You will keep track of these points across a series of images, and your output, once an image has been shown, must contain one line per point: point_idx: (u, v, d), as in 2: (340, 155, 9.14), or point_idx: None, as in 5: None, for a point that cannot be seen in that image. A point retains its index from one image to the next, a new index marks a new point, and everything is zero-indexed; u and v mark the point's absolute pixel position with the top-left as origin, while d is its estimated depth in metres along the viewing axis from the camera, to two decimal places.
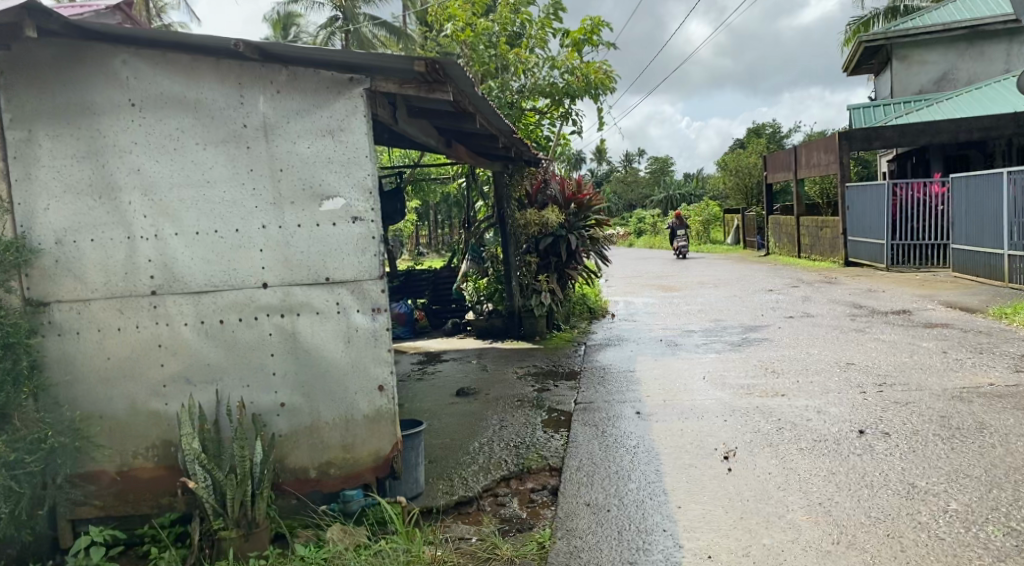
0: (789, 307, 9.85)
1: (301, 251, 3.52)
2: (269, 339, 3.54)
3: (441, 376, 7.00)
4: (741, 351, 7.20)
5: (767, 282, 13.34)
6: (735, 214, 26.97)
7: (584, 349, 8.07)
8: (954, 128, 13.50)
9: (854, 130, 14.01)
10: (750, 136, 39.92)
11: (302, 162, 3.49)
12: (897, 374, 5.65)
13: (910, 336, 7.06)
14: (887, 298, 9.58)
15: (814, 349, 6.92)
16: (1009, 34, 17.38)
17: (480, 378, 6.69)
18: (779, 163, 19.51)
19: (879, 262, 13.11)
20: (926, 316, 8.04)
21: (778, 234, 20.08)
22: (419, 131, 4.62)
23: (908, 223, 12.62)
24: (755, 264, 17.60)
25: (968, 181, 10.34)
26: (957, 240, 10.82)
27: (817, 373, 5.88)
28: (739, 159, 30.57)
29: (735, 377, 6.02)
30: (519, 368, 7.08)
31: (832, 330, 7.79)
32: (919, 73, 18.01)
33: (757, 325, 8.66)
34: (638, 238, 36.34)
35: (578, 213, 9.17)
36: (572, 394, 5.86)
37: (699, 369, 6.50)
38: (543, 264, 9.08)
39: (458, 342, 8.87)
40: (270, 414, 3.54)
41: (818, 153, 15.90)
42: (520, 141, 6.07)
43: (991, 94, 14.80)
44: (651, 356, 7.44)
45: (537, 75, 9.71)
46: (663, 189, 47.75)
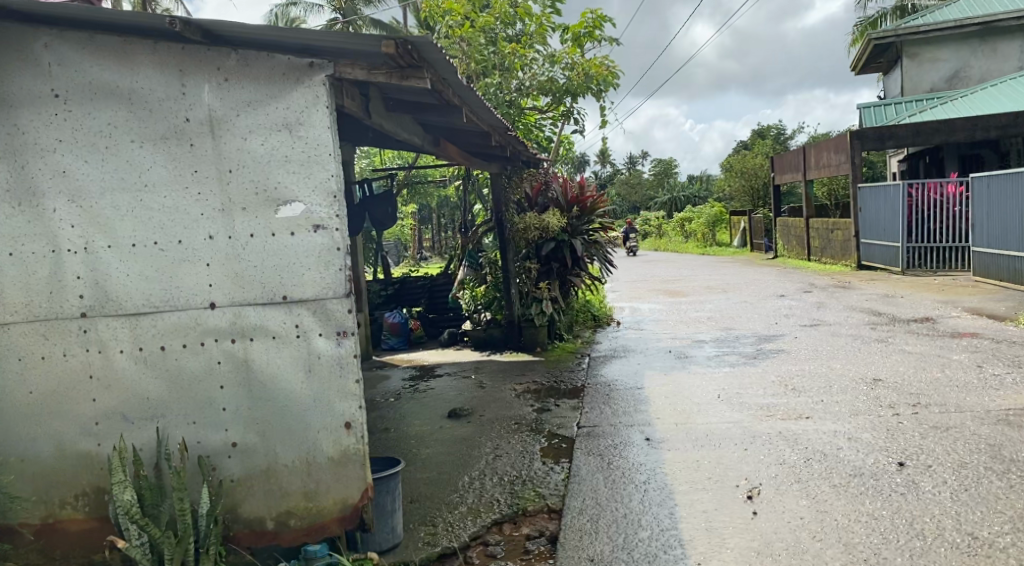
0: (803, 314, 9.29)
1: (253, 266, 3.03)
2: (218, 368, 3.04)
3: (433, 395, 6.48)
4: (756, 365, 6.65)
5: (778, 287, 12.81)
6: (741, 216, 26.41)
7: (587, 362, 7.54)
8: (971, 125, 12.94)
9: (867, 129, 13.46)
10: (755, 137, 39.33)
11: (254, 162, 3.00)
12: (932, 390, 5.07)
13: (939, 347, 6.48)
14: (907, 304, 9.01)
15: (835, 362, 6.36)
16: None
17: (475, 397, 6.17)
18: (787, 163, 18.99)
19: (894, 266, 12.56)
20: (952, 325, 7.46)
21: (787, 236, 19.53)
22: (400, 126, 4.11)
23: (925, 224, 12.03)
24: (764, 268, 17.06)
25: (991, 181, 9.78)
26: (977, 243, 10.26)
27: (841, 391, 5.31)
28: (744, 160, 29.99)
29: (752, 396, 5.47)
30: (517, 385, 6.55)
31: (852, 341, 7.22)
32: (931, 70, 17.45)
33: (772, 335, 8.10)
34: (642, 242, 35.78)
35: (580, 216, 8.63)
36: (575, 416, 5.32)
37: (712, 386, 5.95)
38: (543, 272, 8.56)
39: (453, 354, 8.36)
40: (219, 456, 3.04)
41: (828, 152, 15.36)
42: (516, 139, 5.57)
43: (1009, 90, 14.24)
44: (661, 371, 6.88)
45: (535, 72, 9.22)
46: (667, 191, 47.18)
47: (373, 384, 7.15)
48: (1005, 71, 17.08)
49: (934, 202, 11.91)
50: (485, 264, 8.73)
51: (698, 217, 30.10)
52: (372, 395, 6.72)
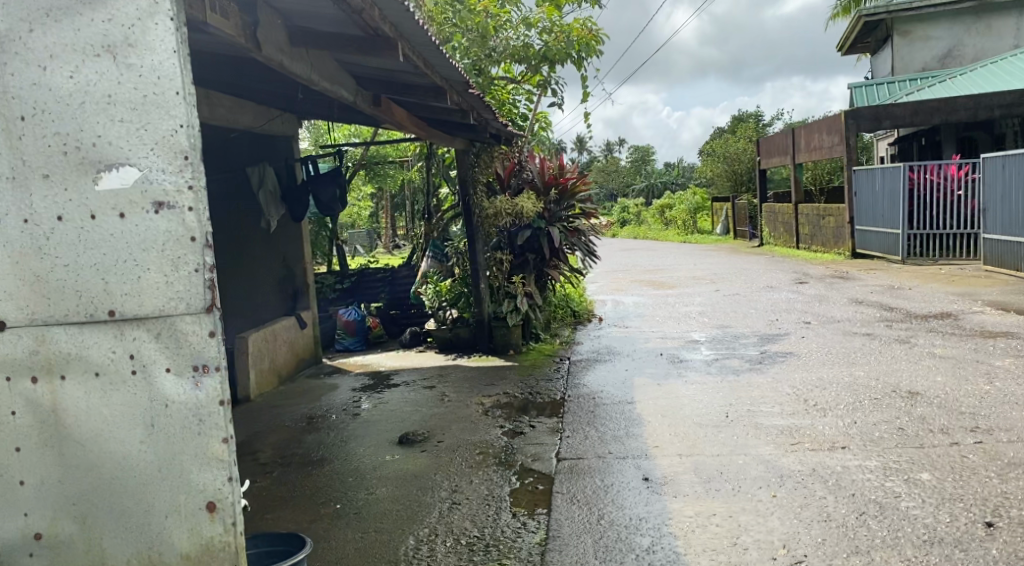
0: (806, 309, 8.37)
1: (64, 265, 1.95)
2: (11, 422, 1.97)
3: (383, 412, 5.48)
4: (762, 373, 5.72)
5: (770, 277, 11.96)
6: (724, 202, 25.61)
7: (568, 368, 6.57)
8: (973, 104, 12.05)
9: (863, 107, 12.54)
10: (735, 122, 38.54)
11: (60, 105, 1.91)
12: (989, 410, 4.13)
13: (973, 350, 5.59)
14: (919, 297, 8.17)
15: (856, 369, 5.43)
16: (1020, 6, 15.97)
17: (435, 417, 5.20)
18: (774, 146, 18.20)
19: (893, 254, 11.78)
20: (978, 322, 6.57)
21: (774, 223, 18.75)
22: (318, 70, 3.06)
23: (926, 209, 11.22)
24: (752, 256, 16.28)
25: (1006, 162, 8.95)
26: (990, 229, 9.47)
27: (875, 410, 4.38)
28: (726, 144, 29.18)
29: (766, 417, 4.53)
30: (485, 399, 5.60)
31: (868, 341, 6.32)
32: (924, 49, 16.55)
33: (775, 333, 7.20)
34: (622, 229, 34.96)
35: (559, 199, 7.64)
36: (554, 444, 4.36)
37: (717, 402, 5.01)
38: (517, 263, 7.58)
39: (414, 358, 7.32)
40: (14, 555, 1.99)
41: (820, 133, 14.53)
42: (481, 100, 4.54)
43: (1010, 67, 13.44)
44: (653, 379, 5.92)
45: (509, 37, 8.17)
46: (646, 178, 46.39)
47: (317, 396, 6.15)
48: (1000, 50, 16.26)
49: (937, 186, 11.10)
50: (452, 254, 7.72)
51: (679, 203, 29.31)
52: (314, 412, 5.69)
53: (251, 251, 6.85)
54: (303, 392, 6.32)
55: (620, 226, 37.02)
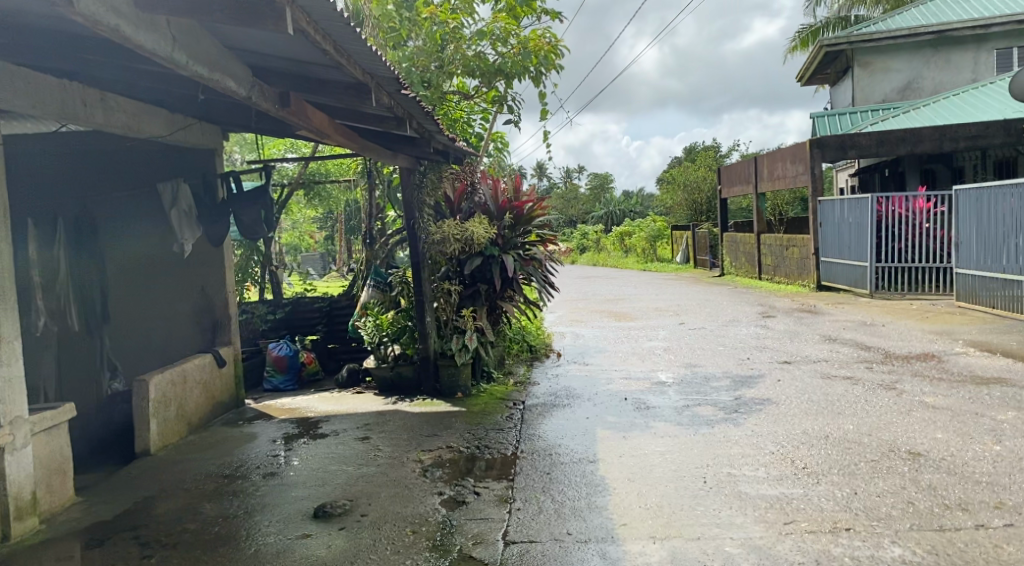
0: (776, 347, 7.82)
1: None
2: None
3: (303, 473, 4.63)
4: (739, 423, 5.10)
5: (736, 310, 11.49)
6: (685, 231, 25.38)
7: (522, 415, 5.83)
8: (938, 136, 11.80)
9: (827, 136, 12.29)
10: (693, 153, 38.80)
11: None
12: (1008, 478, 3.54)
13: (968, 400, 5.04)
14: (895, 336, 7.70)
15: (844, 422, 4.81)
16: (976, 41, 16.10)
17: (364, 480, 4.41)
18: (735, 175, 18.01)
19: (860, 288, 11.47)
20: (965, 365, 6.07)
21: (735, 253, 18.49)
22: (181, 32, 2.56)
23: (894, 242, 10.93)
24: (714, 287, 15.92)
25: (980, 195, 8.74)
26: (964, 263, 9.19)
27: (876, 475, 3.73)
28: (686, 173, 29.08)
29: (750, 484, 3.85)
30: (423, 456, 4.82)
31: (851, 386, 5.74)
32: (884, 81, 16.54)
33: (747, 375, 6.61)
34: (581, 257, 34.73)
35: (514, 225, 6.96)
36: (500, 522, 3.62)
37: (690, 462, 4.35)
38: (468, 295, 6.86)
39: (351, 401, 6.47)
40: None
41: (782, 163, 14.28)
42: (416, 105, 3.91)
43: (971, 100, 13.40)
44: (616, 431, 5.22)
45: (462, 47, 7.47)
46: (606, 204, 46.25)
47: (230, 449, 5.27)
48: (958, 83, 16.33)
49: (904, 219, 10.82)
50: (395, 284, 6.89)
51: (639, 230, 29.04)
52: (223, 470, 4.80)
53: (164, 281, 6.24)
54: (215, 444, 5.39)
55: (579, 253, 36.71)
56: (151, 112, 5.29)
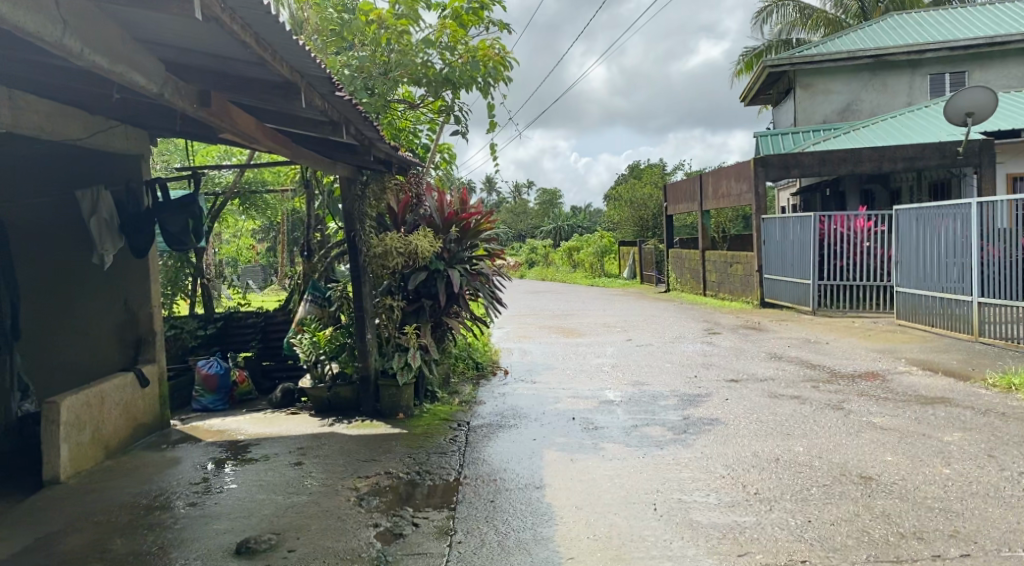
0: (723, 365, 7.80)
1: None
2: None
3: (229, 503, 4.21)
4: (689, 445, 4.96)
5: (682, 326, 11.54)
6: (631, 246, 25.61)
7: (466, 437, 5.57)
8: (877, 156, 12.09)
9: (771, 155, 12.53)
10: (640, 171, 39.42)
11: None
12: (960, 504, 3.49)
13: (915, 421, 5.04)
14: (839, 354, 7.78)
15: (794, 443, 4.73)
16: (909, 67, 16.77)
17: (294, 511, 4.06)
18: (681, 192, 18.25)
19: (803, 305, 11.69)
20: (909, 385, 6.13)
21: (680, 269, 18.72)
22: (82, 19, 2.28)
23: (835, 260, 11.17)
24: (660, 302, 16.05)
25: (921, 215, 9.00)
26: (905, 283, 9.44)
27: (828, 502, 3.66)
28: (633, 190, 29.41)
29: (702, 511, 3.70)
30: (359, 483, 4.50)
31: (799, 406, 5.70)
32: (824, 102, 17.04)
33: (697, 394, 6.53)
34: (530, 272, 34.80)
35: (460, 239, 6.73)
36: (440, 556, 3.37)
37: (642, 487, 4.18)
38: (411, 311, 6.59)
39: (286, 422, 6.08)
40: None
41: (727, 181, 14.51)
42: (354, 108, 3.66)
43: (907, 123, 13.90)
44: (564, 453, 5.02)
45: (407, 52, 7.18)
46: (553, 219, 46.46)
47: (150, 473, 4.79)
48: (894, 106, 16.93)
49: (845, 237, 11.06)
50: (335, 299, 6.57)
51: (587, 246, 29.19)
52: (140, 497, 4.35)
53: (83, 296, 5.55)
54: (136, 469, 4.85)
55: (527, 267, 36.71)
56: (68, 117, 4.71)
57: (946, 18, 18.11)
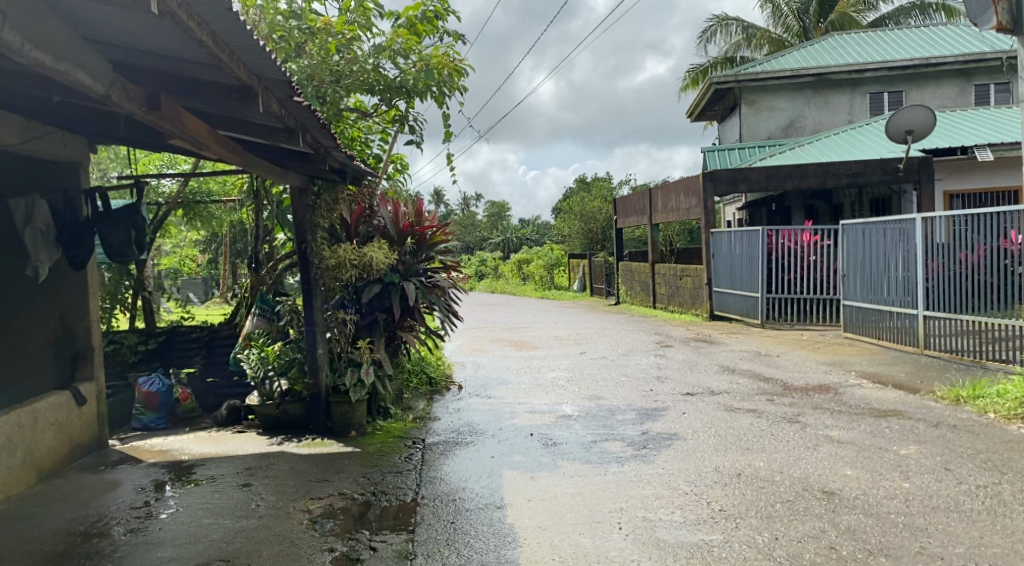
0: (678, 378, 7.87)
1: None
2: None
3: (172, 529, 3.91)
4: (652, 460, 4.92)
5: (635, 338, 11.62)
6: (580, 259, 25.81)
7: (423, 455, 5.41)
8: (821, 172, 12.47)
9: (720, 170, 12.80)
10: (588, 184, 39.85)
11: None
12: (922, 519, 3.56)
13: (871, 434, 5.15)
14: (791, 366, 7.95)
15: (754, 458, 4.76)
16: (850, 86, 17.48)
17: (243, 535, 3.83)
18: (630, 206, 18.49)
19: (751, 317, 11.95)
20: (860, 398, 6.27)
21: (630, 282, 18.94)
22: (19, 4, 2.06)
23: (783, 274, 11.46)
24: (611, 314, 16.19)
25: (868, 230, 9.31)
26: (852, 297, 9.76)
27: (793, 518, 3.67)
28: (582, 203, 29.71)
29: (669, 530, 3.66)
30: (312, 506, 4.29)
31: (756, 419, 5.76)
32: (768, 119, 17.56)
33: (655, 408, 6.53)
34: (479, 284, 34.68)
35: (416, 251, 6.57)
36: None
37: (610, 505, 4.11)
38: (364, 325, 6.39)
39: (231, 442, 5.77)
40: None
41: (676, 195, 14.75)
42: (310, 115, 3.49)
43: (848, 141, 14.42)
44: (523, 471, 4.91)
45: (356, 59, 7.07)
46: (502, 231, 46.48)
47: (86, 497, 4.43)
48: (835, 124, 17.59)
49: (792, 251, 11.35)
50: (283, 313, 6.32)
51: (537, 258, 29.28)
52: (78, 521, 4.01)
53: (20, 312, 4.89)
54: (71, 493, 4.47)
55: (477, 279, 36.61)
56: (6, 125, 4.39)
57: (883, 41, 18.94)
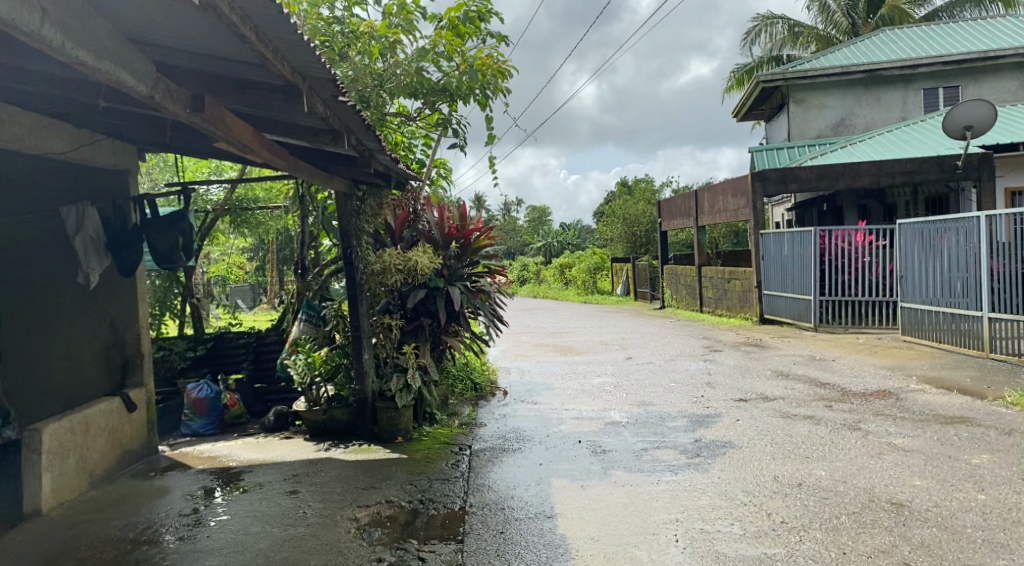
0: (729, 383, 7.63)
1: None
2: None
3: (221, 537, 3.91)
4: (707, 469, 4.73)
5: (683, 343, 11.36)
6: (624, 263, 25.50)
7: (470, 462, 5.33)
8: (875, 170, 12.03)
9: (768, 170, 12.44)
10: (631, 188, 39.44)
11: None
12: (1002, 534, 3.31)
13: (938, 442, 4.86)
14: (848, 371, 7.63)
15: (815, 467, 4.53)
16: (903, 82, 16.85)
17: (289, 543, 3.80)
18: (675, 209, 18.18)
19: (804, 321, 11.55)
20: (924, 404, 5.96)
21: (675, 285, 18.61)
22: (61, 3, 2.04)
23: (837, 276, 11.06)
24: (657, 319, 15.90)
25: (926, 229, 8.89)
26: (911, 299, 9.33)
27: (860, 531, 3.46)
28: (625, 206, 29.42)
29: (727, 543, 3.48)
30: (359, 514, 4.24)
31: (814, 426, 5.51)
32: (817, 117, 17.06)
33: (707, 414, 6.32)
34: (521, 288, 34.63)
35: (460, 255, 6.53)
36: None
37: (664, 516, 3.94)
38: (409, 329, 6.37)
39: (278, 448, 5.78)
40: None
41: (723, 196, 14.42)
42: (354, 117, 3.45)
43: (903, 138, 13.88)
44: (572, 480, 4.78)
45: (400, 62, 7.07)
46: (544, 236, 46.36)
47: (137, 503, 4.46)
48: (888, 121, 16.99)
49: (847, 252, 10.95)
50: (330, 318, 6.34)
51: (579, 262, 29.09)
52: (130, 528, 4.04)
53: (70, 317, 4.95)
54: (121, 499, 4.52)
55: (519, 284, 36.57)
56: (57, 136, 4.47)
57: (938, 34, 18.23)
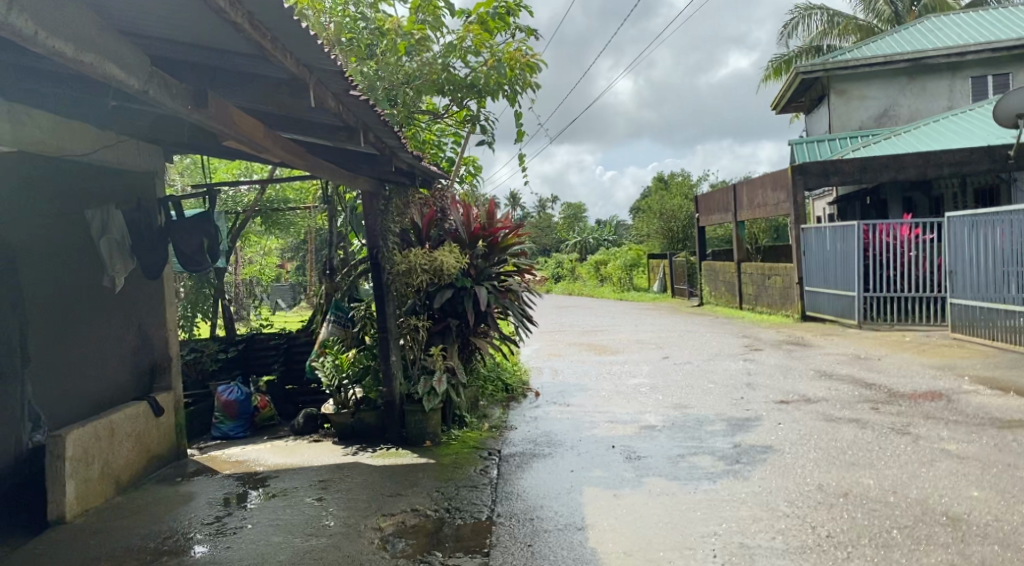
0: (769, 384, 7.32)
1: None
2: None
3: (241, 547, 3.83)
4: (746, 477, 4.49)
5: (721, 341, 11.01)
6: (661, 259, 25.05)
7: (499, 468, 5.17)
8: (922, 161, 11.50)
9: (809, 162, 11.98)
10: (668, 183, 38.82)
11: None
12: None
13: (996, 448, 4.53)
14: (896, 371, 7.25)
15: (862, 475, 4.25)
16: (951, 69, 16.12)
17: (309, 554, 3.69)
18: (712, 204, 17.74)
19: (847, 318, 11.10)
20: (979, 406, 5.59)
21: (713, 282, 18.18)
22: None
23: (882, 271, 10.60)
24: (695, 317, 15.52)
25: (979, 221, 8.41)
26: (962, 294, 8.86)
27: (914, 547, 3.19)
28: (661, 201, 28.92)
29: (767, 559, 3.25)
30: (383, 523, 4.12)
31: (860, 431, 5.21)
32: (860, 107, 16.45)
33: (745, 417, 6.05)
34: (557, 286, 34.39)
35: (488, 254, 6.37)
36: None
37: (699, 529, 3.72)
38: (437, 330, 6.25)
39: (306, 452, 5.71)
40: None
41: (763, 190, 13.99)
42: (369, 112, 3.31)
43: (953, 127, 13.25)
44: (604, 488, 4.58)
45: (427, 59, 6.93)
46: (579, 233, 45.98)
47: (161, 510, 4.42)
48: (936, 108, 16.27)
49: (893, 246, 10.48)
50: (358, 319, 6.25)
51: (614, 259, 28.73)
52: (151, 537, 3.98)
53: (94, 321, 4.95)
54: (146, 506, 4.47)
55: (554, 281, 36.32)
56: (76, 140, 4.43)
57: (990, 18, 17.39)
